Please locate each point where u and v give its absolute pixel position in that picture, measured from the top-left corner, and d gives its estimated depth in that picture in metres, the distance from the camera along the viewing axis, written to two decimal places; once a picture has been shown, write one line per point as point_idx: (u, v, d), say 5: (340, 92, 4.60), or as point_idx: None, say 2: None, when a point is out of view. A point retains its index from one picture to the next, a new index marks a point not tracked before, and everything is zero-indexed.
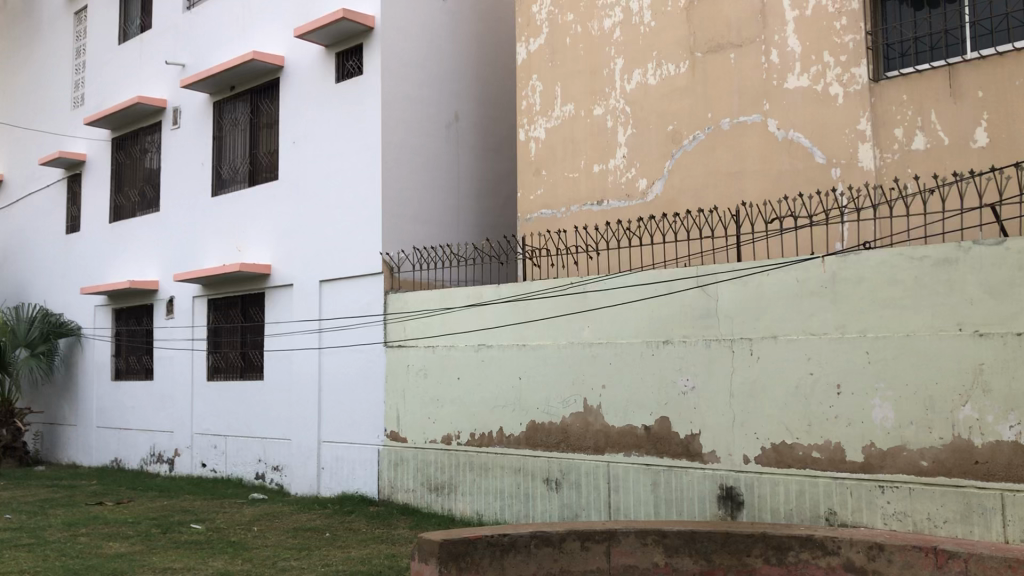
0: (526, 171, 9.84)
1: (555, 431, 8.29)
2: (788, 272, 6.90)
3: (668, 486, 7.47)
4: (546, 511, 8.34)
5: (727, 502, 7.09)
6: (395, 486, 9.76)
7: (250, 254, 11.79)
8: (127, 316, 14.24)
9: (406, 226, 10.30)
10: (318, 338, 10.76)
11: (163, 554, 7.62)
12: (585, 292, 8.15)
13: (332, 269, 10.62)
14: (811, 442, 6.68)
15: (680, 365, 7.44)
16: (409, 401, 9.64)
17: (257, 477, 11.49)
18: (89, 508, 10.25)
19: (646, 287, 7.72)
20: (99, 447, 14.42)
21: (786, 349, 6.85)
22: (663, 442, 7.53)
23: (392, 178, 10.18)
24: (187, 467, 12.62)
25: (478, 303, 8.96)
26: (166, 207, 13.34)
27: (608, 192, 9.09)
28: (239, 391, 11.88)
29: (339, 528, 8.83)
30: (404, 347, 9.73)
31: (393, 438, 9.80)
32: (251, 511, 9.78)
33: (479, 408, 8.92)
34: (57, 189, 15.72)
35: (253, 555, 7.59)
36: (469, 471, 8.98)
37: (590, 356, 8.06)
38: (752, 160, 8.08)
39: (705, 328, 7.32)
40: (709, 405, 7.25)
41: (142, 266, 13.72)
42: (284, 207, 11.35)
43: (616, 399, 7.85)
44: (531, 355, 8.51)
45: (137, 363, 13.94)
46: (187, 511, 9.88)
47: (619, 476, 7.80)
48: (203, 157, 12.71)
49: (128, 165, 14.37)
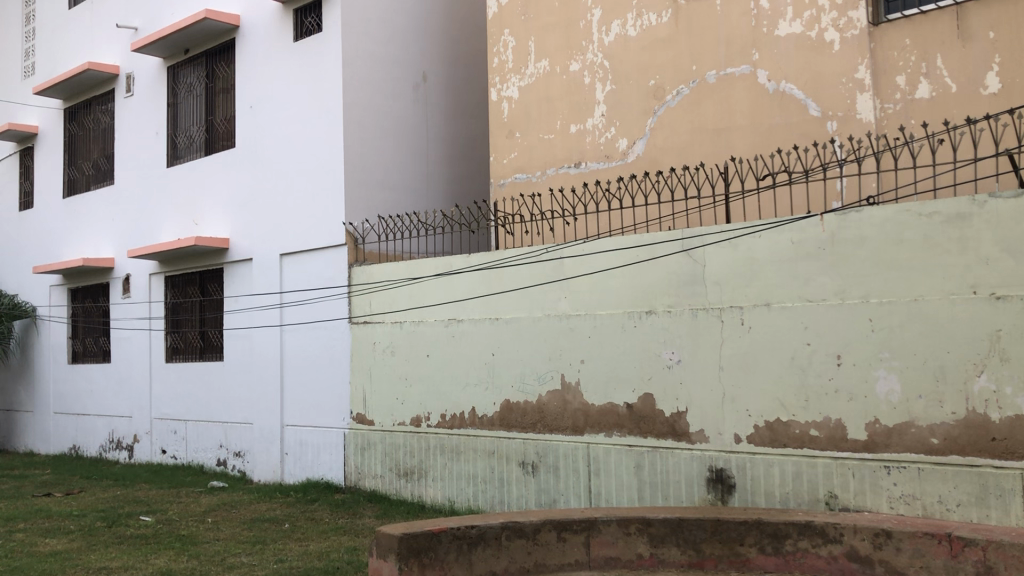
0: (498, 133, 9.17)
1: (530, 412, 7.68)
2: (782, 233, 6.28)
3: (652, 469, 6.87)
4: (522, 498, 7.74)
5: (718, 486, 6.50)
6: (363, 472, 9.13)
7: (207, 227, 11.10)
8: (82, 295, 13.51)
9: (372, 195, 9.62)
10: (279, 315, 10.09)
11: (101, 552, 6.97)
12: (561, 260, 7.52)
13: (294, 241, 9.93)
14: (808, 419, 6.09)
15: (664, 336, 6.84)
16: (376, 381, 8.99)
17: (219, 464, 10.84)
18: (34, 500, 9.57)
19: (627, 252, 7.09)
20: (56, 434, 13.72)
21: (781, 317, 6.24)
22: (647, 421, 6.92)
23: (355, 143, 9.49)
24: (147, 453, 11.95)
25: (448, 273, 8.32)
26: (120, 180, 12.60)
27: (586, 153, 8.44)
28: (198, 373, 11.21)
29: (300, 519, 8.20)
30: (370, 324, 9.07)
31: (359, 421, 9.17)
32: (207, 501, 9.13)
33: (450, 387, 8.29)
34: (9, 164, 14.92)
35: (200, 550, 6.95)
36: (440, 455, 8.37)
37: (567, 329, 7.44)
38: (741, 115, 7.45)
39: (691, 296, 6.71)
40: (696, 381, 6.65)
41: (97, 243, 12.98)
42: (242, 176, 10.65)
43: (596, 376, 7.24)
44: (504, 329, 7.88)
45: (94, 345, 13.21)
46: (138, 501, 9.22)
47: (599, 458, 7.19)
48: (157, 126, 11.96)
49: (81, 137, 13.58)
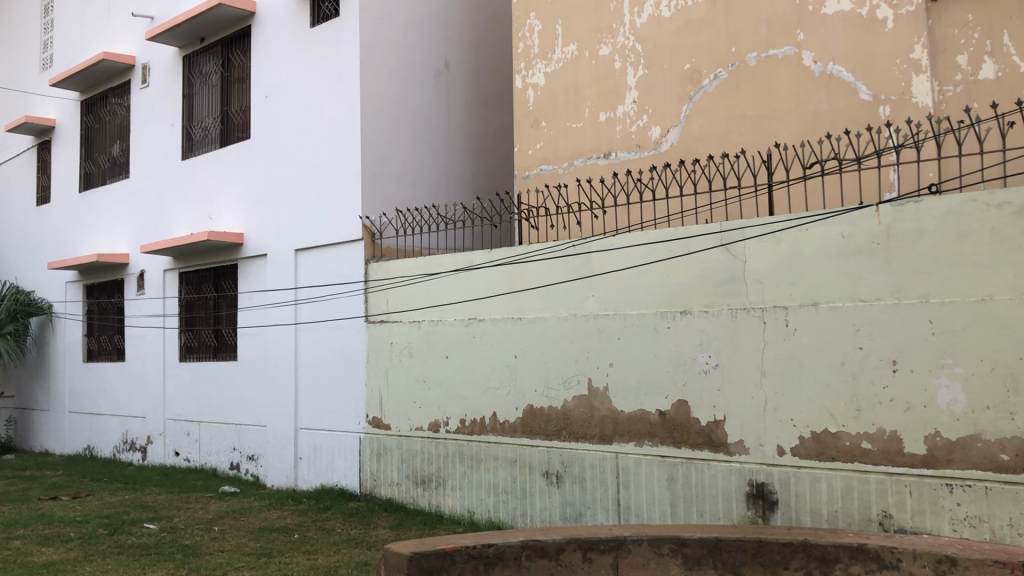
0: (523, 122, 8.68)
1: (555, 418, 7.18)
2: (831, 226, 5.73)
3: (686, 483, 6.34)
4: (545, 510, 7.24)
5: (758, 502, 5.97)
6: (379, 479, 8.68)
7: (222, 222, 10.71)
8: (98, 293, 13.20)
9: (390, 187, 9.17)
10: (294, 313, 9.67)
11: (98, 564, 6.57)
12: (588, 255, 7.02)
13: (309, 236, 9.51)
14: (859, 430, 5.54)
15: (700, 338, 6.31)
16: (393, 383, 8.54)
17: (232, 467, 10.45)
18: (39, 504, 9.21)
19: (660, 248, 6.57)
20: (71, 433, 13.42)
21: (830, 318, 5.69)
22: (681, 430, 6.40)
23: (373, 133, 9.04)
24: (160, 455, 11.60)
25: (468, 269, 7.84)
26: (135, 173, 12.27)
27: (616, 143, 7.93)
28: (211, 373, 10.82)
29: (311, 529, 7.75)
30: (387, 323, 8.62)
31: (375, 425, 8.72)
32: (215, 508, 8.71)
33: (470, 390, 7.82)
34: (27, 158, 14.66)
35: (202, 564, 6.52)
36: (459, 462, 7.89)
37: (594, 329, 6.93)
38: (784, 101, 6.91)
39: (731, 295, 6.18)
40: (736, 387, 6.13)
41: (112, 238, 12.65)
42: (258, 169, 10.25)
43: (625, 381, 6.73)
44: (528, 329, 7.39)
45: (109, 343, 12.89)
46: (145, 507, 8.84)
47: (629, 470, 6.68)
48: (173, 117, 11.60)
49: (97, 130, 13.27)
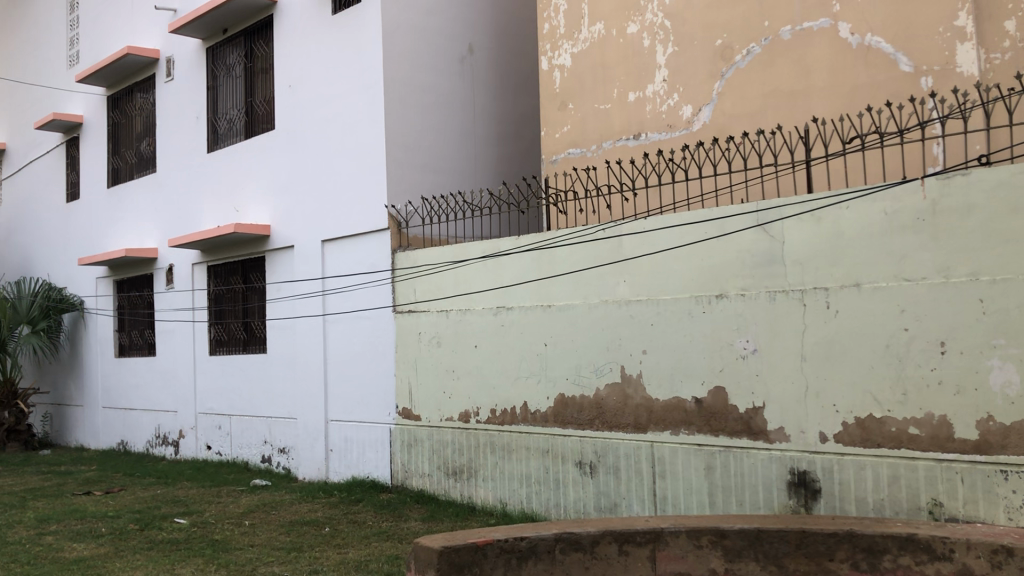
0: (550, 105, 8.49)
1: (588, 407, 7.00)
2: (873, 203, 5.49)
3: (725, 472, 6.14)
4: (580, 501, 7.07)
5: (800, 491, 5.76)
6: (410, 470, 8.56)
7: (248, 214, 10.63)
8: (128, 288, 13.21)
9: (416, 175, 9.02)
10: (322, 304, 9.57)
11: (128, 560, 6.51)
12: (619, 239, 6.82)
13: (335, 226, 9.39)
14: (906, 415, 5.31)
15: (737, 323, 6.10)
16: (422, 374, 8.40)
17: (263, 460, 10.40)
18: (72, 499, 9.21)
19: (694, 230, 6.36)
20: (105, 428, 13.47)
21: (873, 299, 5.46)
22: (718, 418, 6.20)
23: (397, 120, 8.90)
24: (192, 449, 11.59)
25: (496, 257, 7.68)
26: (162, 167, 12.23)
27: (646, 124, 7.71)
28: (241, 366, 10.76)
29: (342, 522, 7.64)
30: (415, 313, 8.48)
31: (405, 416, 8.60)
32: (246, 502, 8.64)
33: (500, 380, 7.66)
34: (56, 155, 14.71)
35: (231, 559, 6.44)
36: (491, 453, 7.74)
37: (626, 315, 6.74)
38: (820, 75, 6.65)
39: (768, 277, 5.97)
40: (775, 372, 5.92)
41: (141, 233, 12.64)
42: (283, 159, 10.15)
43: (660, 368, 6.53)
44: (558, 317, 7.21)
45: (140, 338, 12.89)
46: (177, 502, 8.79)
47: (665, 459, 6.49)
48: (198, 110, 11.54)
49: (124, 125, 13.26)
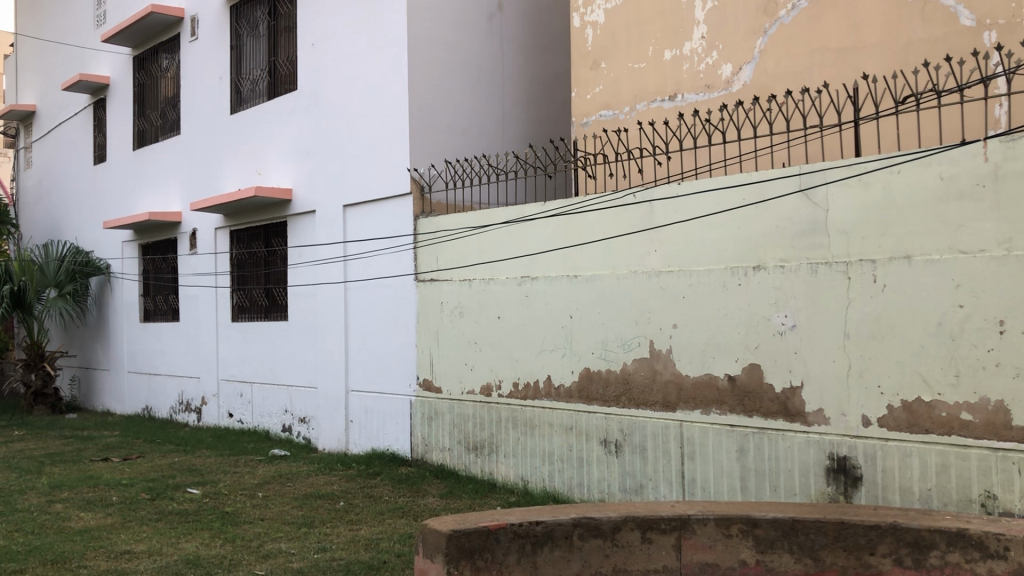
0: (582, 64, 8.05)
1: (614, 382, 6.64)
2: (928, 168, 5.02)
3: (758, 455, 5.76)
4: (604, 481, 6.73)
5: (840, 478, 5.37)
6: (430, 444, 8.27)
7: (271, 177, 10.35)
8: (153, 252, 13.04)
9: (441, 137, 8.66)
10: (343, 270, 9.27)
11: (134, 531, 6.28)
12: (650, 205, 6.42)
13: (357, 190, 9.06)
14: (958, 399, 4.87)
15: (775, 296, 5.69)
16: (444, 344, 8.09)
17: (283, 430, 10.19)
18: (88, 465, 9.05)
19: (730, 196, 5.94)
20: (130, 393, 13.38)
21: (924, 273, 5.01)
22: (753, 398, 5.81)
23: (421, 80, 8.52)
24: (214, 416, 11.42)
25: (521, 223, 7.31)
26: (187, 129, 11.99)
27: (682, 84, 7.27)
28: (262, 333, 10.53)
29: (357, 496, 7.37)
30: (437, 281, 8.15)
31: (426, 388, 8.30)
32: (263, 473, 8.41)
33: (524, 352, 7.32)
34: (84, 117, 14.54)
35: (239, 534, 6.18)
36: (513, 428, 7.42)
37: (657, 287, 6.34)
38: (872, 30, 6.16)
39: (810, 248, 5.54)
40: (815, 349, 5.51)
41: (165, 196, 12.44)
42: (306, 121, 9.82)
43: (691, 343, 6.14)
44: (584, 287, 6.84)
45: (164, 303, 12.73)
46: (192, 471, 8.59)
47: (695, 440, 6.12)
48: (221, 71, 11.25)
49: (150, 86, 13.02)
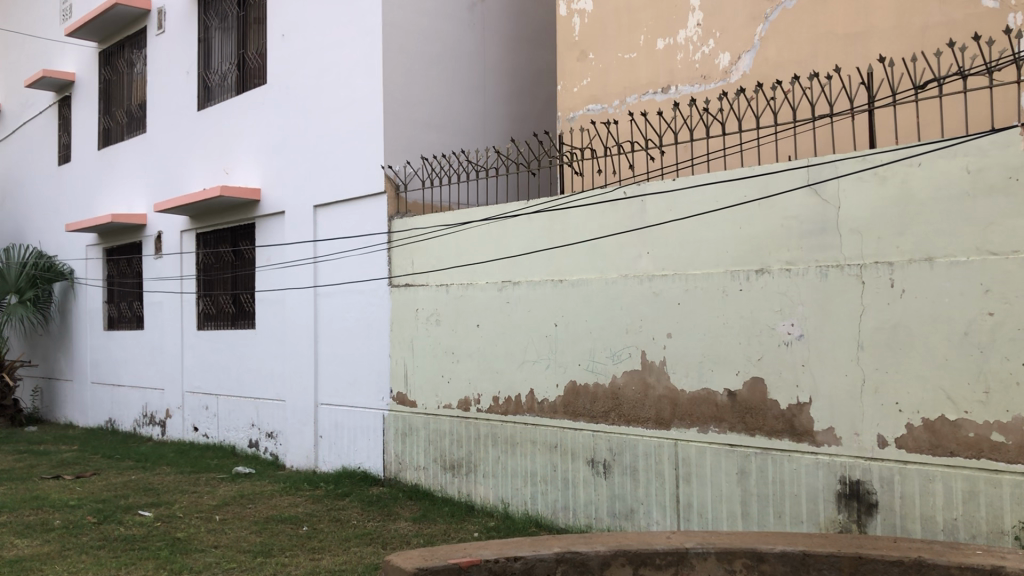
0: (568, 55, 7.52)
1: (602, 397, 6.09)
2: (952, 159, 4.50)
3: (761, 478, 5.22)
4: (591, 504, 6.17)
5: (852, 504, 4.83)
6: (404, 462, 7.69)
7: (238, 177, 9.79)
8: (118, 257, 12.42)
9: (417, 134, 8.12)
10: (312, 274, 8.69)
11: (71, 561, 5.67)
12: (642, 203, 5.89)
13: (328, 190, 8.50)
14: (988, 418, 4.34)
15: (780, 302, 5.16)
16: (419, 355, 7.52)
17: (250, 445, 9.59)
18: (37, 484, 8.41)
19: (730, 192, 5.42)
20: (93, 405, 12.73)
21: (949, 277, 4.49)
22: (755, 415, 5.27)
23: (397, 72, 7.97)
24: (179, 430, 10.80)
25: (503, 223, 6.78)
26: (153, 127, 11.40)
27: (676, 75, 6.75)
28: (229, 342, 9.93)
29: (323, 520, 6.77)
30: (412, 287, 7.59)
31: (400, 402, 7.72)
32: (223, 493, 7.81)
33: (504, 363, 6.77)
34: (48, 116, 13.92)
35: (187, 564, 5.58)
36: (492, 446, 6.86)
37: (649, 293, 5.80)
38: (882, 13, 5.67)
39: (819, 249, 5.02)
40: (825, 362, 4.97)
41: (131, 198, 11.82)
42: (275, 117, 9.25)
43: (686, 354, 5.61)
44: (570, 293, 6.29)
45: (128, 311, 12.10)
46: (148, 490, 7.97)
47: (691, 461, 5.57)
48: (189, 65, 10.67)
49: (116, 82, 12.42)
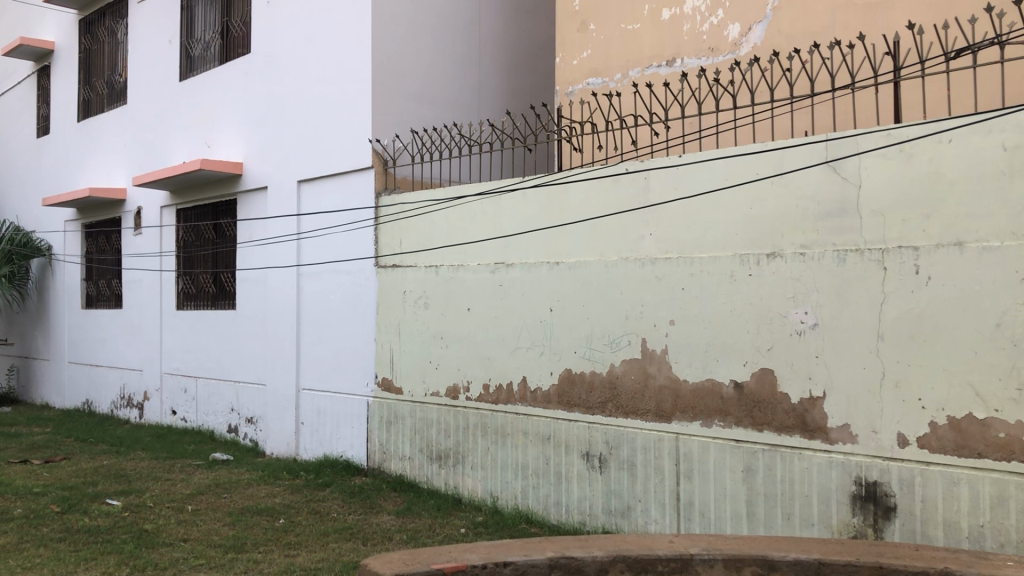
0: (567, 26, 7.12)
1: (599, 387, 5.73)
2: (987, 135, 4.13)
3: (770, 477, 4.87)
4: (585, 500, 5.81)
5: (868, 507, 4.48)
6: (388, 452, 7.33)
7: (220, 151, 9.36)
8: (97, 233, 12.00)
9: (406, 106, 7.71)
10: (295, 252, 8.29)
11: (27, 555, 5.28)
12: (646, 180, 5.51)
13: (313, 164, 8.09)
14: (1020, 417, 3.99)
15: (793, 289, 4.80)
16: (406, 339, 7.15)
17: (229, 431, 9.21)
18: (3, 469, 8.01)
19: (742, 170, 5.05)
20: (70, 386, 12.32)
21: (980, 263, 4.12)
22: (763, 409, 4.91)
23: (386, 40, 7.55)
24: (157, 413, 10.42)
25: (496, 201, 6.39)
26: (134, 98, 10.95)
27: (682, 48, 6.36)
28: (209, 322, 9.53)
29: (301, 513, 6.40)
30: (400, 268, 7.21)
31: (385, 389, 7.34)
32: (198, 481, 7.43)
33: (495, 349, 6.40)
34: (28, 86, 13.44)
35: (152, 560, 5.21)
36: (481, 437, 6.50)
37: (652, 277, 5.43)
38: None
39: (838, 232, 4.65)
40: (841, 353, 4.62)
41: (110, 172, 11.38)
42: (259, 87, 8.83)
43: (690, 342, 5.25)
44: (567, 277, 5.92)
45: (107, 289, 11.68)
46: (119, 477, 7.59)
47: (693, 457, 5.21)
48: (171, 34, 10.23)
49: (96, 51, 11.95)
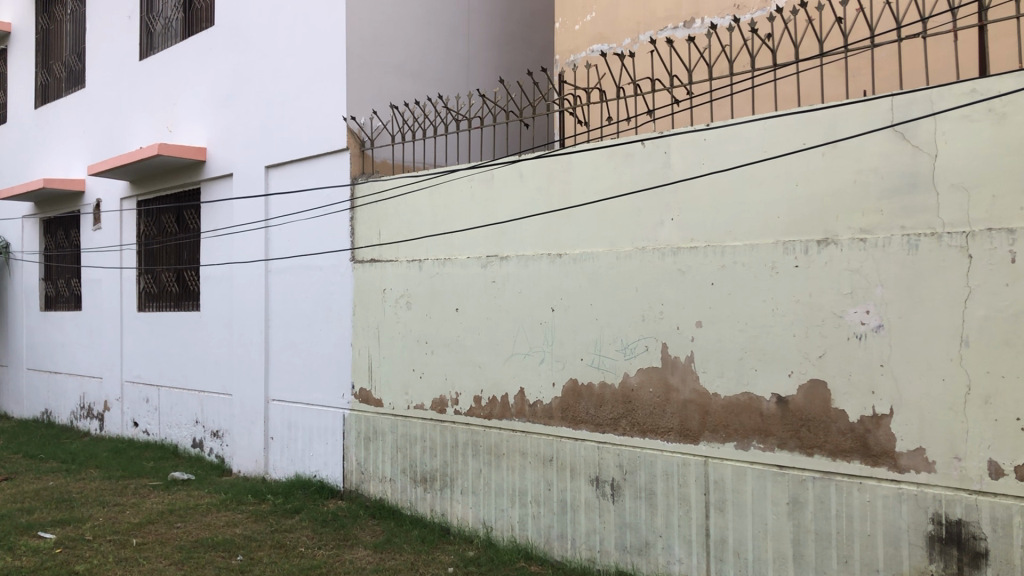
0: None
1: (611, 401, 4.86)
2: None
3: (823, 513, 3.99)
4: (594, 534, 4.93)
5: (952, 552, 3.61)
6: (367, 472, 6.43)
7: (183, 135, 8.47)
8: (56, 228, 11.08)
9: (386, 81, 6.84)
10: (263, 246, 7.40)
11: None
12: (667, 153, 4.64)
13: (282, 147, 7.19)
14: None
15: (851, 283, 3.93)
16: (386, 345, 6.26)
17: (194, 445, 8.32)
18: None
19: (785, 140, 4.19)
20: (28, 395, 11.39)
21: None
22: (814, 429, 4.04)
23: (362, 5, 6.66)
24: (117, 425, 9.51)
25: (489, 184, 5.52)
26: (92, 80, 10.03)
27: (702, 6, 5.49)
28: (172, 325, 8.63)
29: (263, 548, 5.50)
30: (378, 263, 6.32)
31: (363, 401, 6.46)
32: (150, 507, 6.53)
33: (488, 355, 5.52)
34: None
35: None
36: (473, 457, 5.61)
37: (675, 271, 4.55)
38: None
39: (908, 213, 3.78)
40: (914, 361, 3.75)
41: (68, 161, 10.46)
42: (223, 63, 7.94)
43: (722, 348, 4.37)
44: (571, 271, 5.04)
45: (66, 289, 10.75)
46: (61, 502, 6.67)
47: (727, 486, 4.33)
48: (130, 9, 9.32)
49: (53, 32, 11.02)
